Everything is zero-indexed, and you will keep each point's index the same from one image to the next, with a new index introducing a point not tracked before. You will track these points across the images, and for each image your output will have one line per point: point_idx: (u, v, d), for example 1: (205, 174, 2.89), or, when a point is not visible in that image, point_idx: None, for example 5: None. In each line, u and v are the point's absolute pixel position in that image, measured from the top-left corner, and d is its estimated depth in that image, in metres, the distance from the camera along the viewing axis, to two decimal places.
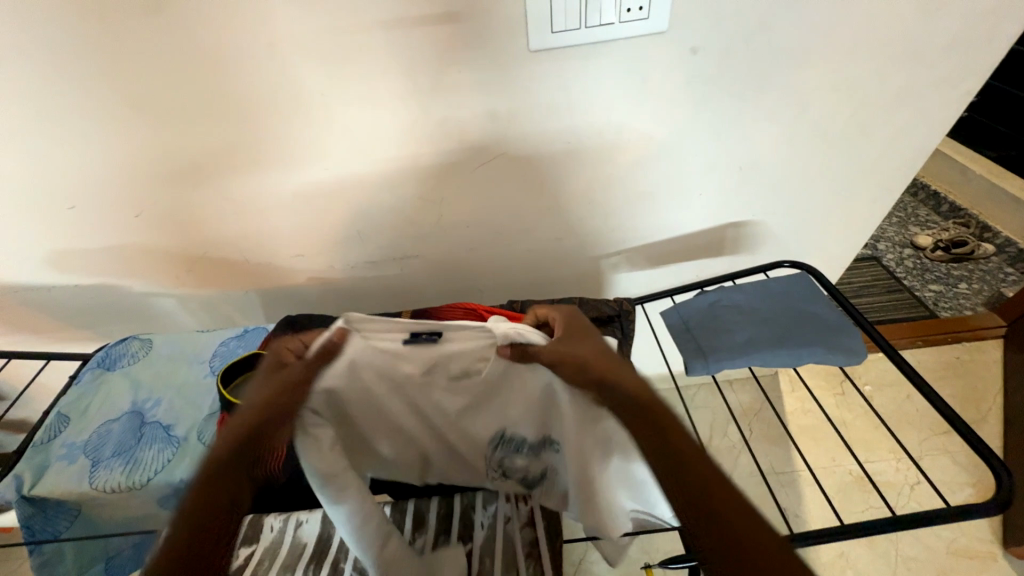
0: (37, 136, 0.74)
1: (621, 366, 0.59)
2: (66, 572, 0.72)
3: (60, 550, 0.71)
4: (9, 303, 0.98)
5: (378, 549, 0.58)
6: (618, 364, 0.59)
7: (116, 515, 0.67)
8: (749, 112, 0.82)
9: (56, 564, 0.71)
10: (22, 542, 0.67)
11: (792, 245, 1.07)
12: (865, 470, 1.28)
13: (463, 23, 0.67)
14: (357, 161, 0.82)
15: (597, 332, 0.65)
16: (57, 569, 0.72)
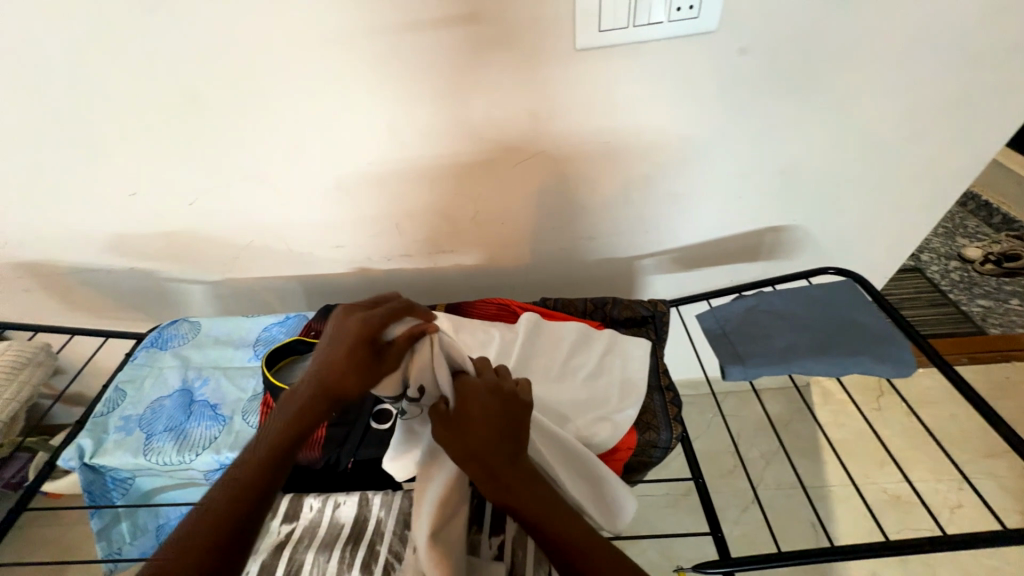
0: (106, 126, 0.79)
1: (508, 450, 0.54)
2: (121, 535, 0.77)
3: (117, 515, 0.76)
4: (73, 284, 1.04)
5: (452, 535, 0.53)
6: (504, 451, 0.54)
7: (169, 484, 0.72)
8: (798, 114, 0.79)
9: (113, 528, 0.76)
10: (83, 505, 0.72)
11: (833, 253, 1.04)
12: (915, 488, 1.23)
13: (492, 24, 0.68)
14: (398, 156, 0.84)
15: (513, 408, 0.55)
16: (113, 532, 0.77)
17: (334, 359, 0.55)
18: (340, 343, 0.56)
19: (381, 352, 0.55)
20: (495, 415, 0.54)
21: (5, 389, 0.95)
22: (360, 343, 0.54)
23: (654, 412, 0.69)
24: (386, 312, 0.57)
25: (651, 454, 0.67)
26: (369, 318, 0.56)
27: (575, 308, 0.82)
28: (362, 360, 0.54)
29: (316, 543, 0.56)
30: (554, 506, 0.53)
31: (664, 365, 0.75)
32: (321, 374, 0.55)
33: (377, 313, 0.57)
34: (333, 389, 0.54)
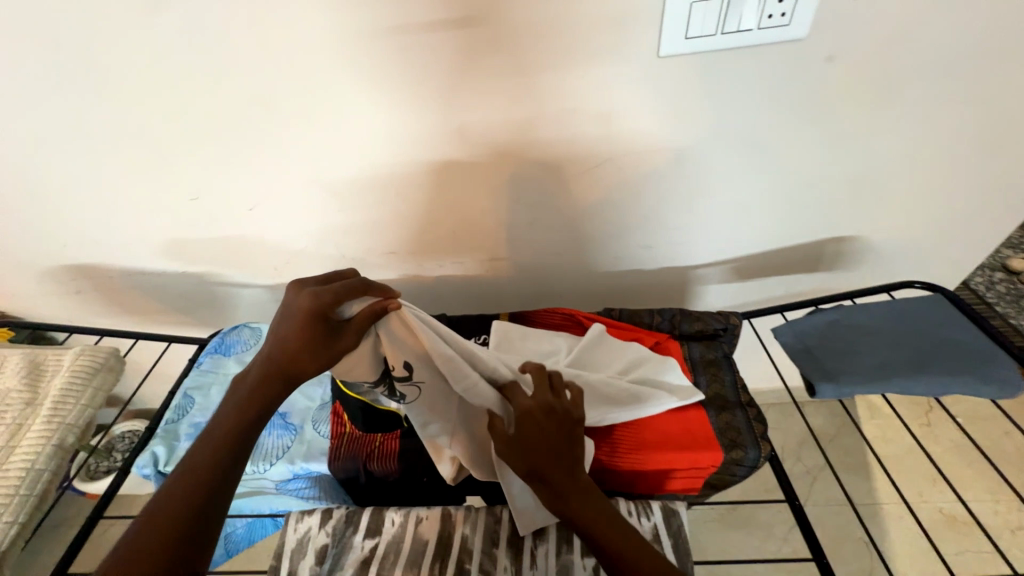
0: (172, 131, 0.78)
1: (563, 458, 0.54)
2: None
3: None
4: (123, 287, 1.04)
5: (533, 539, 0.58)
6: (559, 461, 0.54)
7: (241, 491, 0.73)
8: (879, 124, 0.77)
9: None
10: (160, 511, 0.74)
11: (894, 264, 1.01)
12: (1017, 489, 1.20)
13: (513, 23, 0.66)
14: (459, 161, 0.82)
15: (556, 416, 0.56)
16: None
17: (286, 339, 0.57)
18: (292, 322, 0.57)
19: (335, 330, 0.56)
20: (551, 432, 0.55)
21: (77, 396, 0.73)
22: (301, 320, 0.56)
23: (739, 430, 0.67)
24: (339, 291, 0.57)
25: (734, 472, 0.66)
26: (321, 296, 0.56)
27: (641, 320, 0.80)
28: (303, 339, 0.56)
29: (404, 560, 0.57)
30: (607, 515, 0.54)
31: (742, 381, 0.73)
32: (275, 354, 0.57)
33: (329, 291, 0.56)
34: (287, 369, 0.57)
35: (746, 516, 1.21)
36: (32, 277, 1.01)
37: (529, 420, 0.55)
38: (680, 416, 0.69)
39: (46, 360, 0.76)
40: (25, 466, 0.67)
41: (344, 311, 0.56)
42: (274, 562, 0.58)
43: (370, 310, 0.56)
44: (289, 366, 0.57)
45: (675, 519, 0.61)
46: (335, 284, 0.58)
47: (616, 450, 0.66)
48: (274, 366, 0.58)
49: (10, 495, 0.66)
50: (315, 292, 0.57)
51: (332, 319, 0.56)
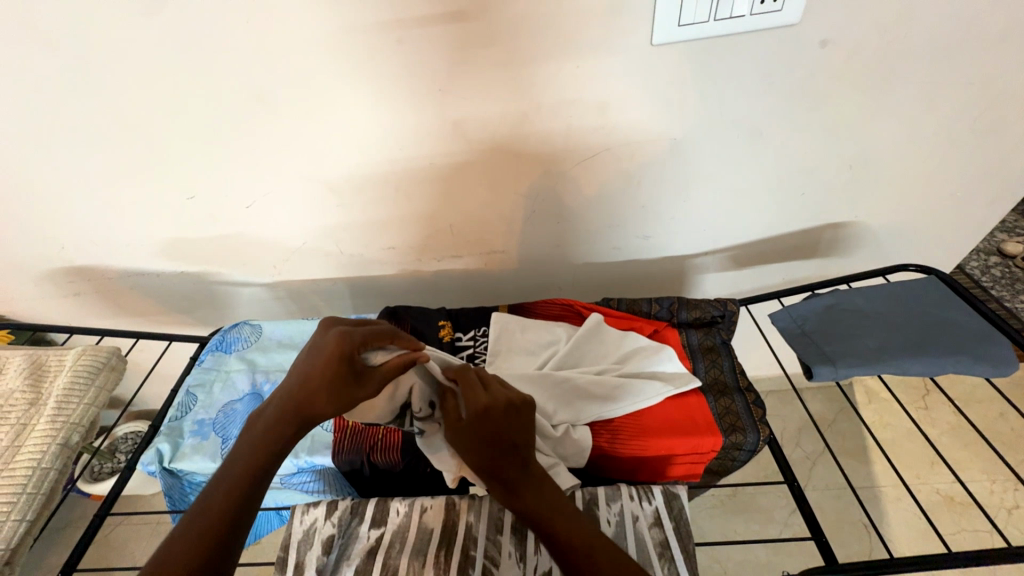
0: (167, 129, 0.77)
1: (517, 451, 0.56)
2: None
3: None
4: (123, 288, 1.04)
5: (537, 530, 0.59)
6: (511, 453, 0.55)
7: None
8: (872, 110, 0.78)
9: None
10: (165, 509, 0.75)
11: (889, 248, 1.02)
12: (1018, 474, 1.21)
13: (505, 13, 0.66)
14: (455, 155, 0.82)
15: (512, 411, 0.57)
16: None
17: (309, 376, 0.56)
18: (318, 358, 0.56)
19: (359, 376, 0.56)
20: (502, 425, 0.56)
21: (81, 394, 0.71)
22: (331, 364, 0.55)
23: (738, 415, 0.68)
24: (369, 334, 0.58)
25: (735, 456, 0.67)
26: (352, 338, 0.57)
27: (641, 309, 0.81)
28: (329, 384, 0.55)
29: (409, 548, 0.57)
30: (560, 510, 0.53)
31: (741, 367, 0.74)
32: (296, 391, 0.56)
33: (360, 334, 0.57)
34: (305, 406, 0.56)
35: (747, 501, 1.22)
36: (30, 279, 1.01)
37: (484, 417, 0.56)
38: (680, 403, 0.69)
39: (49, 361, 0.75)
40: (31, 466, 0.65)
41: (373, 357, 0.57)
42: (280, 554, 0.58)
43: (398, 359, 0.57)
44: (309, 404, 0.56)
45: (677, 502, 0.61)
46: (367, 328, 0.59)
47: (616, 438, 0.66)
48: (293, 404, 0.56)
49: (14, 497, 0.63)
50: (345, 332, 0.57)
51: (360, 364, 0.56)
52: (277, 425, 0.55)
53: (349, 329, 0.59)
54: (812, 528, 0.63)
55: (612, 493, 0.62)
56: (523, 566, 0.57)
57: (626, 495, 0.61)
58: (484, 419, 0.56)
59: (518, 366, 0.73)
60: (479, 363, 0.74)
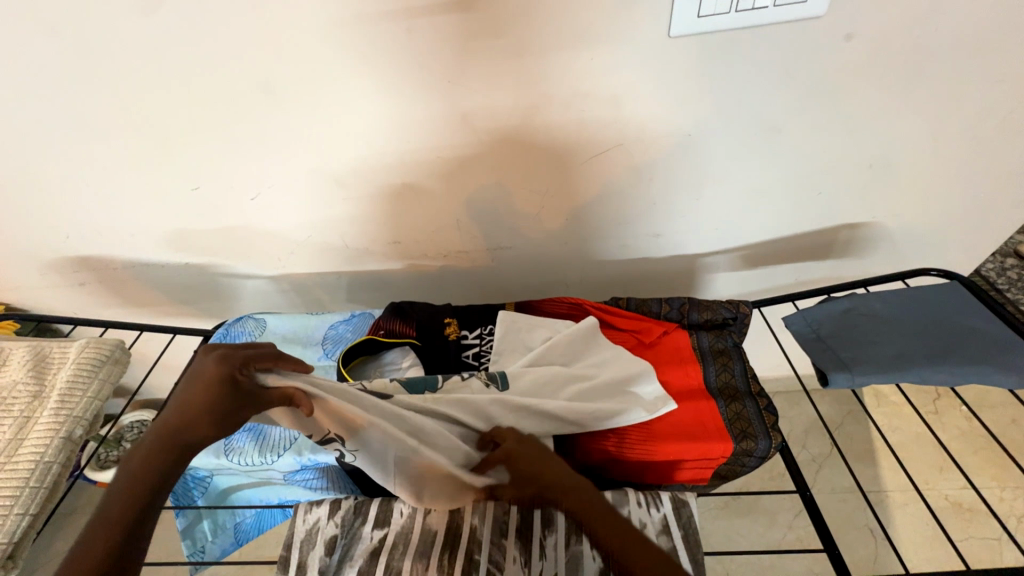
0: (170, 118, 0.76)
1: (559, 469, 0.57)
2: (205, 531, 0.79)
3: (200, 514, 0.78)
4: (128, 278, 1.03)
5: (541, 536, 0.58)
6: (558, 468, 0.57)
7: (249, 479, 0.73)
8: (896, 107, 0.75)
9: (197, 526, 0.78)
10: (170, 504, 0.75)
11: (906, 251, 0.99)
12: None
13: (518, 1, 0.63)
14: (463, 148, 0.80)
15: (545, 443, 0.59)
16: (197, 528, 0.78)
17: (190, 398, 0.54)
18: (197, 385, 0.54)
19: (245, 397, 0.54)
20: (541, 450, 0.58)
21: (84, 387, 0.71)
22: (213, 385, 0.53)
23: (749, 421, 0.67)
24: (253, 355, 0.56)
25: (744, 463, 0.66)
26: (233, 359, 0.55)
27: (650, 309, 0.79)
28: (214, 404, 0.53)
29: (413, 550, 0.57)
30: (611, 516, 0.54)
31: (753, 370, 0.72)
32: (172, 419, 0.53)
33: (241, 355, 0.56)
34: (183, 433, 0.53)
35: (751, 504, 1.21)
36: (35, 268, 1.00)
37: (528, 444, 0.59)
38: (689, 407, 0.68)
39: (52, 353, 0.75)
40: (34, 459, 0.65)
41: (261, 378, 0.56)
42: (283, 553, 0.58)
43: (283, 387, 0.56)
44: (183, 430, 0.53)
45: (686, 510, 0.60)
46: (252, 349, 0.57)
47: (623, 442, 0.65)
48: (166, 432, 0.53)
49: (17, 490, 0.63)
50: (227, 355, 0.55)
51: (245, 384, 0.54)
52: (156, 451, 0.52)
53: (232, 350, 0.57)
54: (822, 539, 0.62)
55: (619, 499, 0.61)
56: (527, 570, 0.57)
57: (634, 502, 0.60)
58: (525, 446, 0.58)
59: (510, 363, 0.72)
60: (485, 362, 0.73)
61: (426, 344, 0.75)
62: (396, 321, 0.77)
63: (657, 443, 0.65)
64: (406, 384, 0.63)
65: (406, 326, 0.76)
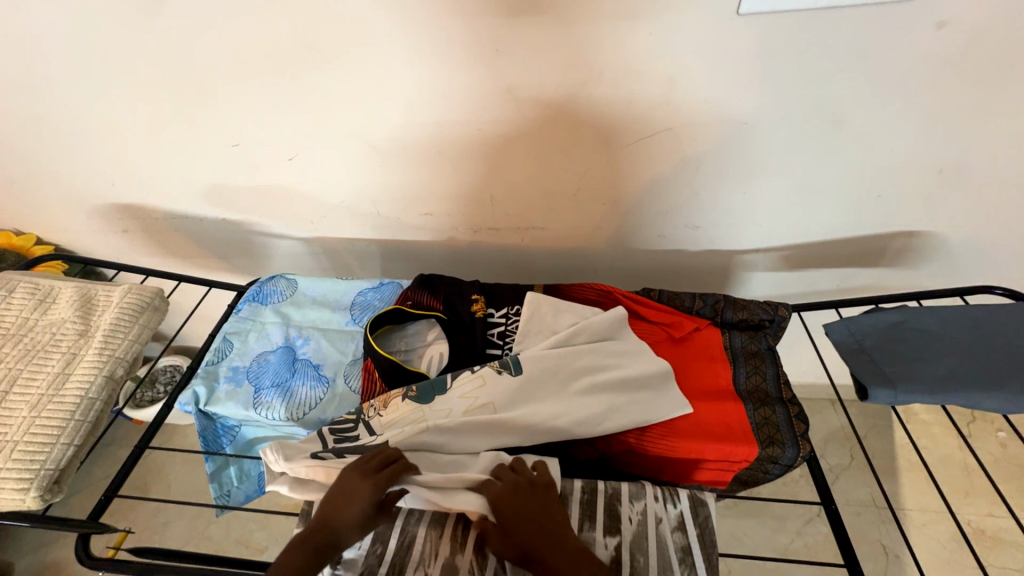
0: (216, 73, 0.76)
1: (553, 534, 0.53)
2: (231, 477, 0.82)
3: (228, 460, 0.82)
4: (168, 229, 1.06)
5: None
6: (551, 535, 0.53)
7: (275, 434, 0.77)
8: (981, 107, 0.69)
9: (225, 471, 0.82)
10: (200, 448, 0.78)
11: (966, 265, 0.92)
12: None
13: None
14: (505, 120, 0.77)
15: (545, 502, 0.55)
16: (226, 472, 0.82)
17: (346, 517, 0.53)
18: (353, 506, 0.54)
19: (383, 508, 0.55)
20: (531, 512, 0.54)
21: (126, 331, 0.74)
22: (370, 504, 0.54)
23: (777, 427, 0.65)
24: (395, 469, 0.56)
25: (767, 469, 0.65)
26: (375, 475, 0.55)
27: (682, 303, 0.77)
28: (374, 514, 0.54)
29: (428, 516, 0.58)
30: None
31: (785, 377, 0.70)
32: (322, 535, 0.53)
33: (386, 468, 0.56)
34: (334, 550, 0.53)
35: (761, 507, 1.20)
36: (84, 213, 1.04)
37: (518, 508, 0.54)
38: (716, 406, 0.67)
39: (97, 296, 0.78)
40: (79, 395, 0.68)
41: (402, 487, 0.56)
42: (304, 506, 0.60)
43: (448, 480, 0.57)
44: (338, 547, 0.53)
45: (703, 510, 0.60)
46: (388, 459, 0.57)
47: (644, 434, 0.65)
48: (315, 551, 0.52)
49: (63, 422, 0.67)
50: (369, 472, 0.55)
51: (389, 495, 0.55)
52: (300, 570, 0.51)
53: (369, 466, 0.56)
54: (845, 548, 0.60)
55: (636, 490, 0.61)
56: None
57: (651, 496, 0.60)
58: (516, 509, 0.53)
59: (531, 346, 0.71)
60: (509, 343, 0.73)
61: (452, 318, 0.75)
62: (424, 293, 0.77)
63: (679, 438, 0.64)
64: (416, 398, 0.65)
65: (434, 299, 0.77)
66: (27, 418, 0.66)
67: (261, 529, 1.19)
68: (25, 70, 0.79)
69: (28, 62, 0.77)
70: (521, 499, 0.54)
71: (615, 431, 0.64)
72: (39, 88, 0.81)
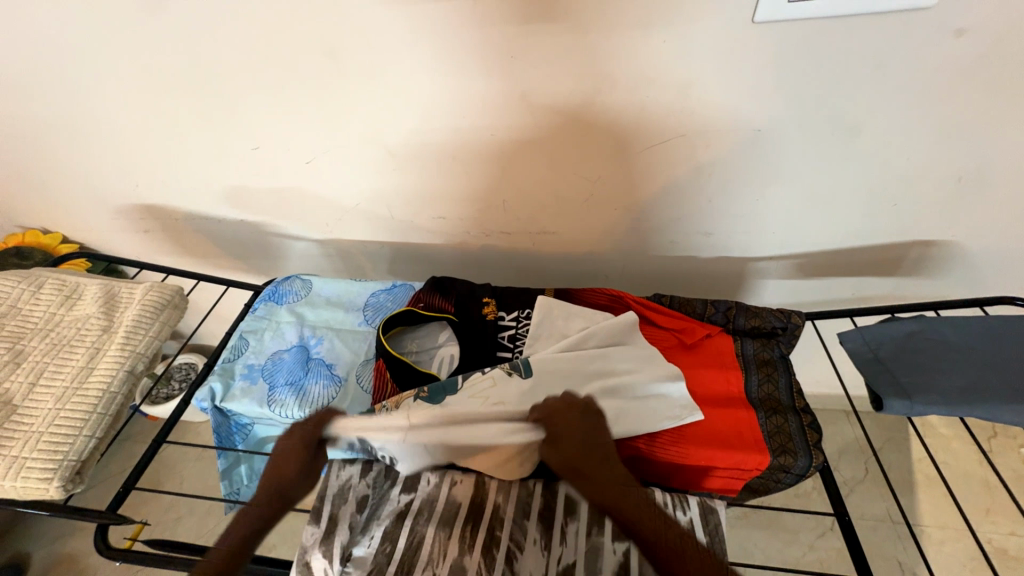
0: (238, 78, 0.78)
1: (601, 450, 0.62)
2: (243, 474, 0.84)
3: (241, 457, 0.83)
4: (187, 229, 1.09)
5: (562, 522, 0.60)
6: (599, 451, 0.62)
7: None
8: (1002, 115, 0.68)
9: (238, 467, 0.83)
10: (214, 445, 0.79)
11: (986, 275, 0.90)
12: None
13: None
14: (518, 125, 0.78)
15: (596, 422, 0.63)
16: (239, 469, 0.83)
17: (279, 461, 0.64)
18: (285, 455, 0.65)
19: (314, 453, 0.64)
20: (584, 431, 0.62)
21: (147, 327, 0.76)
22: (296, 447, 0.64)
23: (789, 436, 0.65)
24: (319, 419, 0.66)
25: (779, 478, 0.64)
26: (302, 428, 0.66)
27: (693, 310, 0.76)
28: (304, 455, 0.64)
29: (438, 517, 0.59)
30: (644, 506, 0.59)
31: (798, 385, 0.69)
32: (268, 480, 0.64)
33: (311, 420, 0.66)
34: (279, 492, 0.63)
35: (772, 518, 1.18)
36: (109, 213, 1.07)
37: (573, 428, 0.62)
38: (728, 414, 0.66)
39: (121, 293, 0.80)
40: (101, 388, 0.70)
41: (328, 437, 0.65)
42: (317, 504, 0.62)
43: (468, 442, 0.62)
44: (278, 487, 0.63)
45: (713, 517, 0.60)
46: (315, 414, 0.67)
47: (654, 440, 0.65)
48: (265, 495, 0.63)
49: (86, 414, 0.69)
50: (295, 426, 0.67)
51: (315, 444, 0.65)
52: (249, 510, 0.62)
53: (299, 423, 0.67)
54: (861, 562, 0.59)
55: (646, 496, 0.61)
56: (546, 554, 0.58)
57: (661, 502, 0.60)
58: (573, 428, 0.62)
59: (542, 349, 0.72)
60: (519, 346, 0.73)
61: (463, 321, 0.75)
62: (436, 295, 0.78)
63: (690, 445, 0.64)
64: (427, 398, 0.64)
65: (446, 302, 0.77)
66: (53, 410, 0.68)
67: None
68: (59, 76, 0.82)
69: (61, 68, 0.81)
70: (574, 420, 0.63)
71: (625, 437, 0.64)
72: (71, 93, 0.84)
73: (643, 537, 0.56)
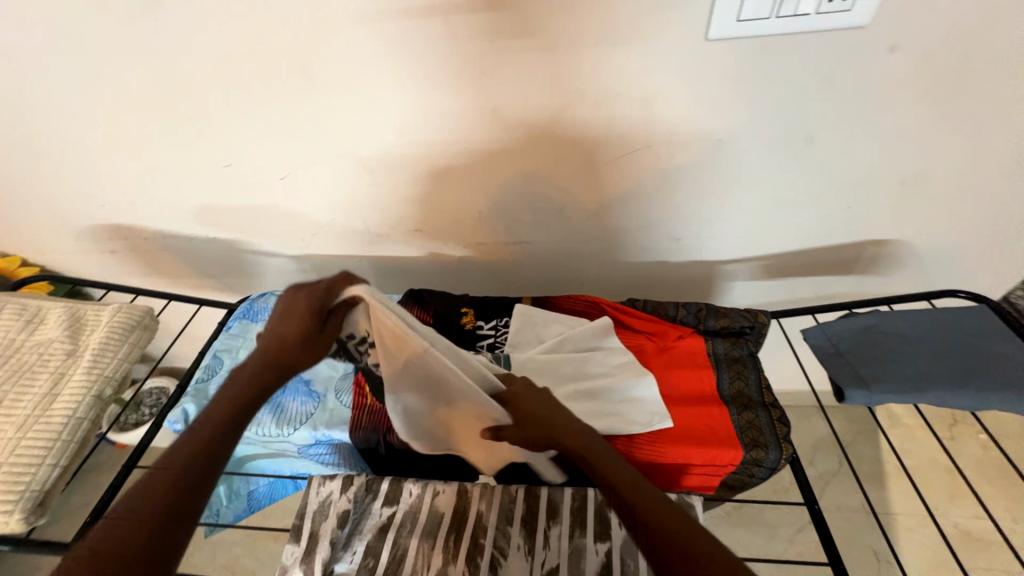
0: (209, 97, 0.78)
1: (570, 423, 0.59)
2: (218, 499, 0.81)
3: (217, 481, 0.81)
4: (157, 249, 1.07)
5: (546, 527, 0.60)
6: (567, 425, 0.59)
7: (266, 451, 0.76)
8: (936, 124, 0.74)
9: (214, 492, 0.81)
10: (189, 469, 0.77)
11: (935, 271, 0.97)
12: None
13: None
14: (491, 138, 0.80)
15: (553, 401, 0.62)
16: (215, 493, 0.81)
17: (283, 337, 0.56)
18: (290, 320, 0.56)
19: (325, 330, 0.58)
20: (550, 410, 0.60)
21: (115, 349, 0.74)
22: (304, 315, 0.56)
23: (760, 431, 0.67)
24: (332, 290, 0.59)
25: (753, 472, 0.67)
26: (313, 295, 0.58)
27: (666, 313, 0.79)
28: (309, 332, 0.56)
29: (421, 529, 0.59)
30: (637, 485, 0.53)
31: (767, 381, 0.72)
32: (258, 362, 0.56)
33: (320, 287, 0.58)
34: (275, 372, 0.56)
35: (753, 515, 1.20)
36: (73, 234, 1.04)
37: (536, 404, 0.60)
38: (701, 412, 0.69)
39: (86, 315, 0.78)
40: (66, 414, 0.68)
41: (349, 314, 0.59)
42: (297, 521, 0.61)
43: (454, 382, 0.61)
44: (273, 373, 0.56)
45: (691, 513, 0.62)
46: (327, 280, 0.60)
47: (633, 441, 0.66)
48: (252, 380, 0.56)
49: (49, 442, 0.66)
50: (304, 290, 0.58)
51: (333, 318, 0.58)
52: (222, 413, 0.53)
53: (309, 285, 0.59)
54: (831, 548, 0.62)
55: None
56: (530, 560, 0.58)
57: None
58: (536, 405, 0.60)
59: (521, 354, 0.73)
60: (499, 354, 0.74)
61: (442, 331, 0.76)
62: (414, 306, 0.78)
63: (668, 444, 0.66)
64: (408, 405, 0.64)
65: (424, 313, 0.78)
66: (13, 438, 0.66)
67: (248, 554, 1.16)
68: (19, 96, 0.80)
69: (21, 87, 0.79)
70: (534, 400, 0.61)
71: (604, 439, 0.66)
72: (32, 113, 0.83)
73: (633, 516, 0.51)
